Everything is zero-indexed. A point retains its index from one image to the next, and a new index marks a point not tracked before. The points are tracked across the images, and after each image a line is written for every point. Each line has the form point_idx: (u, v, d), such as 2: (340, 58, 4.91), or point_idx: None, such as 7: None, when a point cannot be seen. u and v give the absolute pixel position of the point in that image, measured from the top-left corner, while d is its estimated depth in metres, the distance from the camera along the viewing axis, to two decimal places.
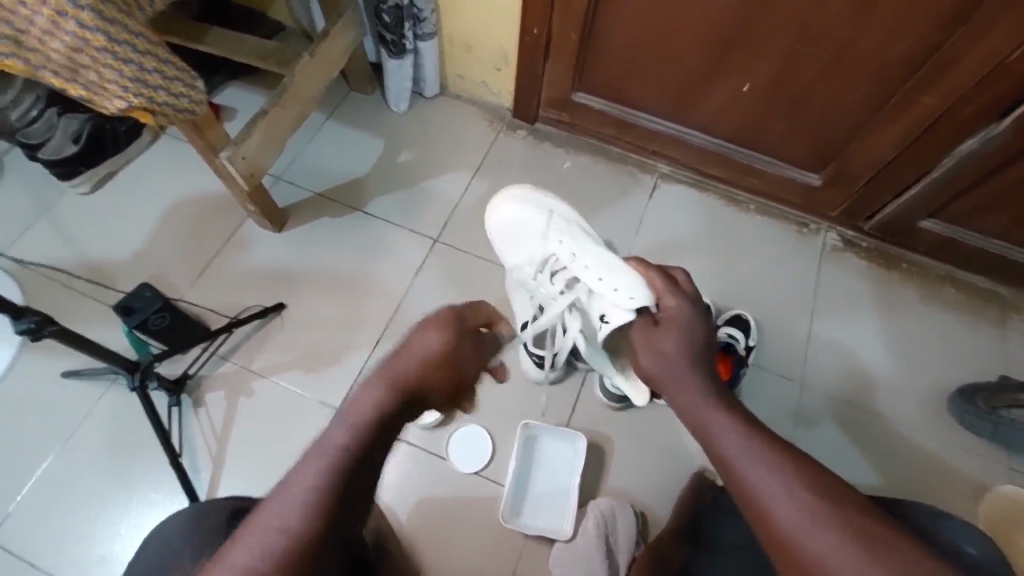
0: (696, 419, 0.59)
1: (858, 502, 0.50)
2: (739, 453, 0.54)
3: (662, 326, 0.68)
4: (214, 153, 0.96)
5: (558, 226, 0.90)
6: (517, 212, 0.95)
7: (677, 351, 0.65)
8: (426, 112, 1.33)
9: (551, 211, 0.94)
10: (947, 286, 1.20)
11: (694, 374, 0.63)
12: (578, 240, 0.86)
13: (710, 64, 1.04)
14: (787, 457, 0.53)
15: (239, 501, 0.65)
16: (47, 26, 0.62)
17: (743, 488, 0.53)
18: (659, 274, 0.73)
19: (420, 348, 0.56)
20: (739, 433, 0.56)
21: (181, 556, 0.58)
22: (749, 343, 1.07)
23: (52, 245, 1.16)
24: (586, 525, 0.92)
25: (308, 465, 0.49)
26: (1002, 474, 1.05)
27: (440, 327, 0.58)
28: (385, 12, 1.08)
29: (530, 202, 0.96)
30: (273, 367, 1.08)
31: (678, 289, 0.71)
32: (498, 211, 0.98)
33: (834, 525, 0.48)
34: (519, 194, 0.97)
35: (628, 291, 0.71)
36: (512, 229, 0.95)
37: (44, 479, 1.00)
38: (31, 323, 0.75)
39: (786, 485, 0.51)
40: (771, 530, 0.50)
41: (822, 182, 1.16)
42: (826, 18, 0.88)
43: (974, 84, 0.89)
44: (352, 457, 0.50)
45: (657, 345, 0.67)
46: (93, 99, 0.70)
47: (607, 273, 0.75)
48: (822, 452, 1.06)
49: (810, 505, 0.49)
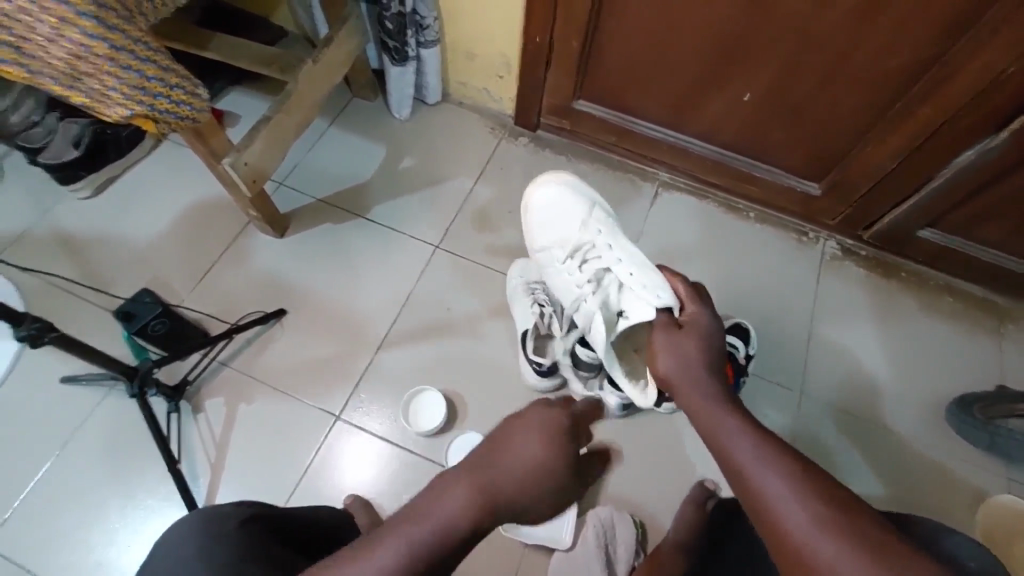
0: (708, 424, 0.59)
1: (860, 512, 0.49)
2: (751, 461, 0.54)
3: (683, 331, 0.68)
4: (216, 159, 0.96)
5: (598, 217, 0.94)
6: (560, 195, 0.98)
7: (696, 353, 0.65)
8: (427, 119, 1.33)
9: (593, 202, 0.97)
10: (946, 295, 1.21)
11: (710, 377, 0.63)
12: (614, 233, 0.89)
13: (708, 73, 1.04)
14: (794, 466, 0.53)
15: (250, 508, 0.65)
16: (49, 33, 0.61)
17: (751, 493, 0.52)
18: (686, 285, 0.75)
19: (519, 448, 0.57)
20: (750, 439, 0.56)
21: (192, 558, 0.57)
22: (749, 351, 1.07)
23: (51, 251, 1.16)
24: (586, 534, 0.94)
25: (396, 532, 0.46)
26: (1001, 484, 1.05)
27: (529, 432, 0.59)
28: (388, 19, 1.09)
29: (576, 190, 0.99)
30: (274, 374, 1.08)
31: (702, 300, 0.73)
32: (540, 191, 1.01)
33: (843, 534, 0.47)
34: (564, 180, 1.01)
35: (656, 290, 0.73)
36: (553, 211, 0.98)
37: (41, 485, 0.99)
38: (31, 329, 0.75)
39: (797, 492, 0.50)
40: (776, 532, 0.50)
41: (821, 191, 1.17)
42: (825, 29, 0.89)
43: (973, 97, 0.89)
44: (435, 546, 0.47)
45: (677, 348, 0.66)
46: (95, 106, 0.71)
47: (637, 270, 0.78)
48: (821, 460, 1.06)
49: (820, 512, 0.49)
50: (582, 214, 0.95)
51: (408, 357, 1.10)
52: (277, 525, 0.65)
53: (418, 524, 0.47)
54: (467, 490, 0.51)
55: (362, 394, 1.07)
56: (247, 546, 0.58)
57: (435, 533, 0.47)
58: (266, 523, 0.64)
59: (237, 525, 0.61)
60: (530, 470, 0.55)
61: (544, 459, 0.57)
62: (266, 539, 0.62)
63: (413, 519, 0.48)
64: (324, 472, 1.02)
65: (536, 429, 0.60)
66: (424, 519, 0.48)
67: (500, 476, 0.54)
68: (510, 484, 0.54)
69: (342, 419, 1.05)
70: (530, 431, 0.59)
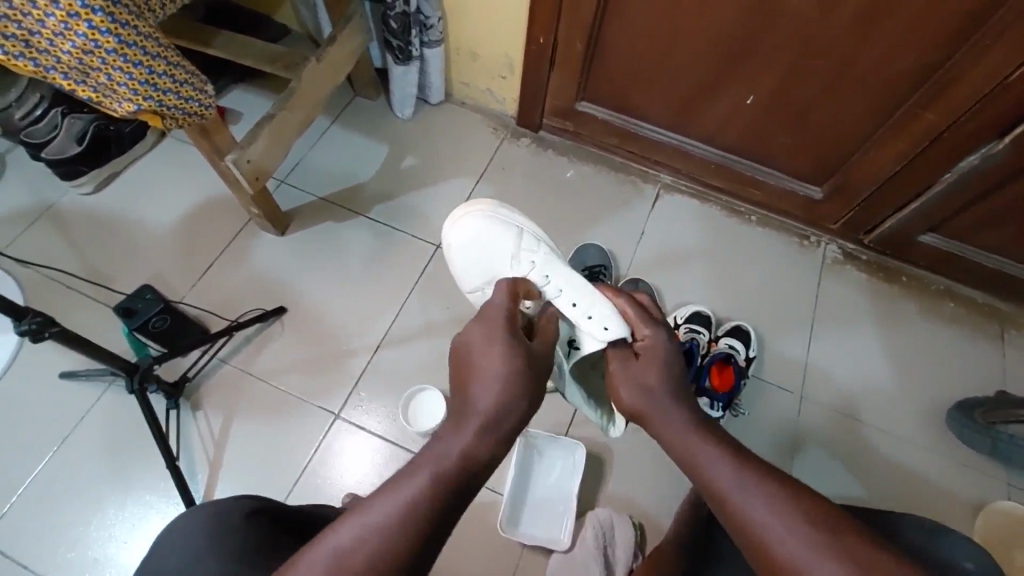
0: (685, 450, 0.57)
1: (850, 526, 0.49)
2: (734, 487, 0.52)
3: (642, 361, 0.65)
4: (219, 155, 0.96)
5: (529, 246, 0.83)
6: (481, 229, 0.85)
7: (661, 383, 0.63)
8: (431, 119, 1.33)
9: (520, 227, 0.85)
10: (947, 300, 1.21)
11: (677, 407, 0.61)
12: (550, 262, 0.79)
13: (714, 77, 1.04)
14: (780, 486, 0.52)
15: (262, 499, 0.65)
16: (57, 27, 0.61)
17: (738, 519, 0.51)
18: (631, 303, 0.69)
19: (492, 365, 0.54)
20: (731, 463, 0.54)
21: (203, 552, 0.57)
22: (749, 354, 1.10)
23: (53, 245, 1.16)
24: (584, 536, 0.93)
25: (401, 484, 0.45)
26: (1001, 490, 1.05)
27: (497, 343, 0.56)
28: (393, 18, 1.09)
29: (496, 218, 0.85)
30: (274, 371, 1.08)
31: (650, 317, 0.69)
32: (458, 229, 0.86)
33: (836, 556, 0.47)
34: (481, 210, 0.86)
35: (602, 320, 0.68)
36: (476, 251, 0.85)
37: (39, 480, 0.99)
38: (32, 323, 0.74)
39: (783, 516, 0.50)
40: (770, 562, 0.49)
41: (823, 196, 1.17)
42: (831, 33, 0.89)
43: (975, 103, 0.89)
44: (447, 486, 0.46)
45: (636, 378, 0.64)
46: (101, 101, 0.71)
47: (580, 299, 0.71)
48: (821, 464, 1.05)
49: (809, 535, 0.48)
50: (510, 246, 0.83)
51: (409, 357, 1.10)
52: (287, 515, 0.65)
53: (422, 474, 0.46)
54: (461, 430, 0.50)
55: (362, 393, 1.07)
56: (249, 543, 0.58)
57: (442, 470, 0.46)
58: (273, 515, 0.64)
59: (243, 518, 0.61)
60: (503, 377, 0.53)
61: (518, 358, 0.55)
62: (270, 534, 0.61)
63: (408, 476, 0.46)
64: (323, 470, 1.01)
65: (495, 333, 0.57)
66: (422, 466, 0.47)
67: (482, 397, 0.52)
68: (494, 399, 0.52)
69: (342, 417, 1.05)
70: (493, 341, 0.56)
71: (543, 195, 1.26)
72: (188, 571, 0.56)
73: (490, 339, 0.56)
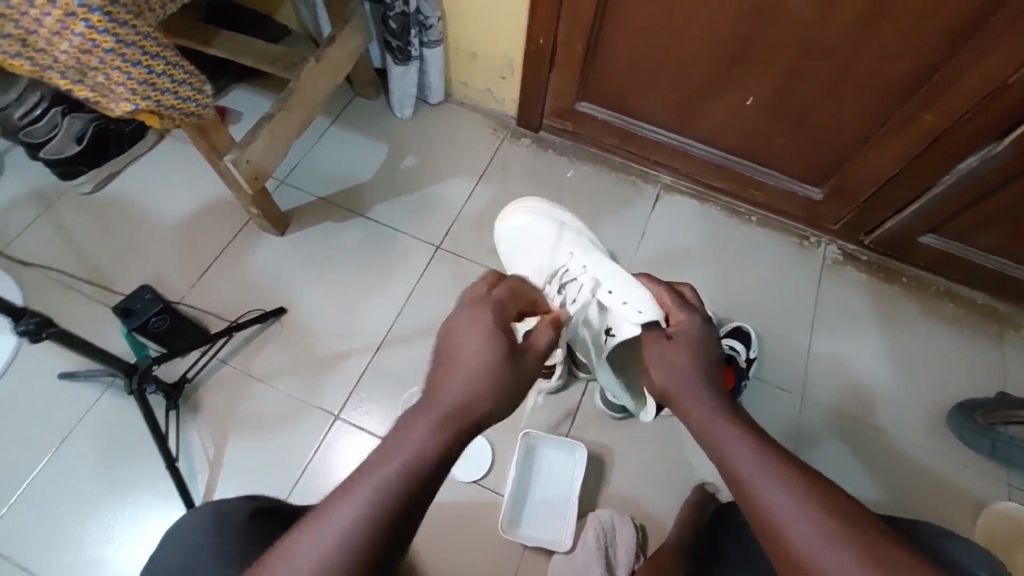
0: (708, 430, 0.57)
1: (861, 524, 0.48)
2: (756, 472, 0.52)
3: (673, 343, 0.64)
4: (218, 155, 0.95)
5: (569, 240, 0.90)
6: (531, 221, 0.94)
7: (690, 365, 0.62)
8: (431, 119, 1.33)
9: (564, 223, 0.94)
10: (947, 300, 1.21)
11: (708, 389, 0.60)
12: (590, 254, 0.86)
13: (714, 78, 1.04)
14: (798, 474, 0.51)
15: (264, 500, 0.64)
16: (55, 27, 0.61)
17: (755, 507, 0.51)
18: (668, 290, 0.70)
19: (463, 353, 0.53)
20: (752, 447, 0.54)
21: (204, 555, 0.57)
22: (749, 355, 1.10)
23: (52, 245, 1.15)
24: (586, 537, 0.93)
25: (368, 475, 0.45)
26: (1002, 491, 1.05)
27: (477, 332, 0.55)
28: (392, 19, 1.08)
29: (544, 213, 0.94)
30: (273, 373, 1.07)
31: (687, 303, 0.68)
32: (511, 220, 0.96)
33: (851, 549, 0.46)
34: (533, 206, 0.95)
35: (636, 305, 0.69)
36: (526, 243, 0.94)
37: (38, 481, 0.99)
38: (31, 324, 0.74)
39: (805, 507, 0.49)
40: (784, 550, 0.48)
41: (823, 197, 1.17)
42: (831, 34, 0.89)
43: (978, 102, 0.89)
44: (412, 474, 0.45)
45: (667, 359, 0.63)
46: (100, 101, 0.70)
47: (617, 287, 0.74)
48: (822, 465, 1.05)
49: (828, 526, 0.48)
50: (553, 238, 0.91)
51: (408, 358, 1.10)
52: (288, 516, 0.65)
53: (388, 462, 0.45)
54: (434, 407, 0.49)
55: (362, 394, 1.07)
56: (249, 544, 0.58)
57: (404, 464, 0.45)
58: (275, 516, 0.63)
59: (243, 519, 0.60)
60: (494, 365, 0.52)
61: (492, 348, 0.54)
62: (271, 535, 0.61)
63: (376, 462, 0.46)
64: (322, 471, 1.01)
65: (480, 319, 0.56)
66: (390, 456, 0.46)
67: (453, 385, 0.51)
68: (479, 381, 0.51)
69: (341, 418, 1.05)
70: (473, 328, 0.55)
71: (543, 195, 1.26)
72: (191, 570, 0.57)
73: (464, 326, 0.55)
